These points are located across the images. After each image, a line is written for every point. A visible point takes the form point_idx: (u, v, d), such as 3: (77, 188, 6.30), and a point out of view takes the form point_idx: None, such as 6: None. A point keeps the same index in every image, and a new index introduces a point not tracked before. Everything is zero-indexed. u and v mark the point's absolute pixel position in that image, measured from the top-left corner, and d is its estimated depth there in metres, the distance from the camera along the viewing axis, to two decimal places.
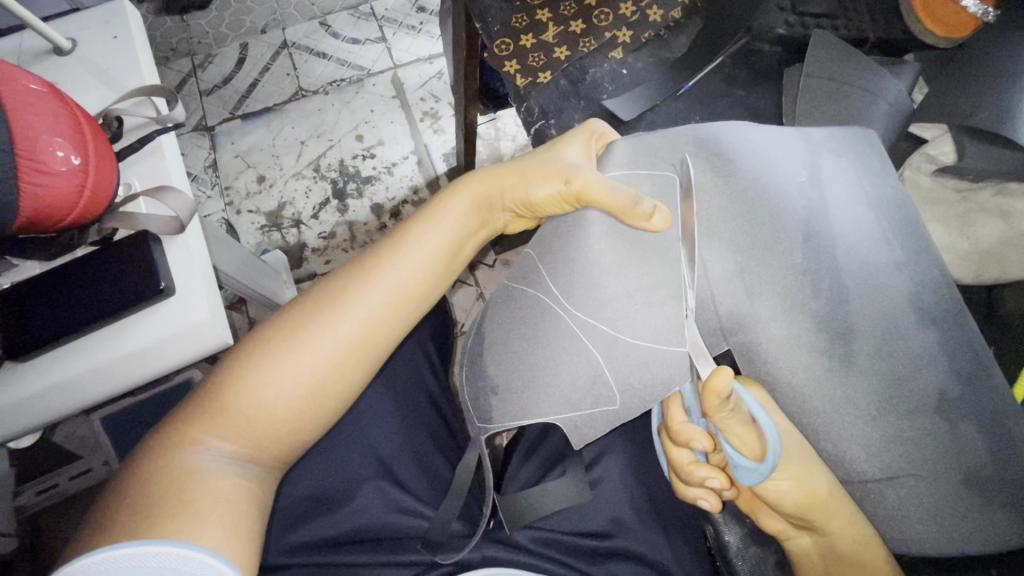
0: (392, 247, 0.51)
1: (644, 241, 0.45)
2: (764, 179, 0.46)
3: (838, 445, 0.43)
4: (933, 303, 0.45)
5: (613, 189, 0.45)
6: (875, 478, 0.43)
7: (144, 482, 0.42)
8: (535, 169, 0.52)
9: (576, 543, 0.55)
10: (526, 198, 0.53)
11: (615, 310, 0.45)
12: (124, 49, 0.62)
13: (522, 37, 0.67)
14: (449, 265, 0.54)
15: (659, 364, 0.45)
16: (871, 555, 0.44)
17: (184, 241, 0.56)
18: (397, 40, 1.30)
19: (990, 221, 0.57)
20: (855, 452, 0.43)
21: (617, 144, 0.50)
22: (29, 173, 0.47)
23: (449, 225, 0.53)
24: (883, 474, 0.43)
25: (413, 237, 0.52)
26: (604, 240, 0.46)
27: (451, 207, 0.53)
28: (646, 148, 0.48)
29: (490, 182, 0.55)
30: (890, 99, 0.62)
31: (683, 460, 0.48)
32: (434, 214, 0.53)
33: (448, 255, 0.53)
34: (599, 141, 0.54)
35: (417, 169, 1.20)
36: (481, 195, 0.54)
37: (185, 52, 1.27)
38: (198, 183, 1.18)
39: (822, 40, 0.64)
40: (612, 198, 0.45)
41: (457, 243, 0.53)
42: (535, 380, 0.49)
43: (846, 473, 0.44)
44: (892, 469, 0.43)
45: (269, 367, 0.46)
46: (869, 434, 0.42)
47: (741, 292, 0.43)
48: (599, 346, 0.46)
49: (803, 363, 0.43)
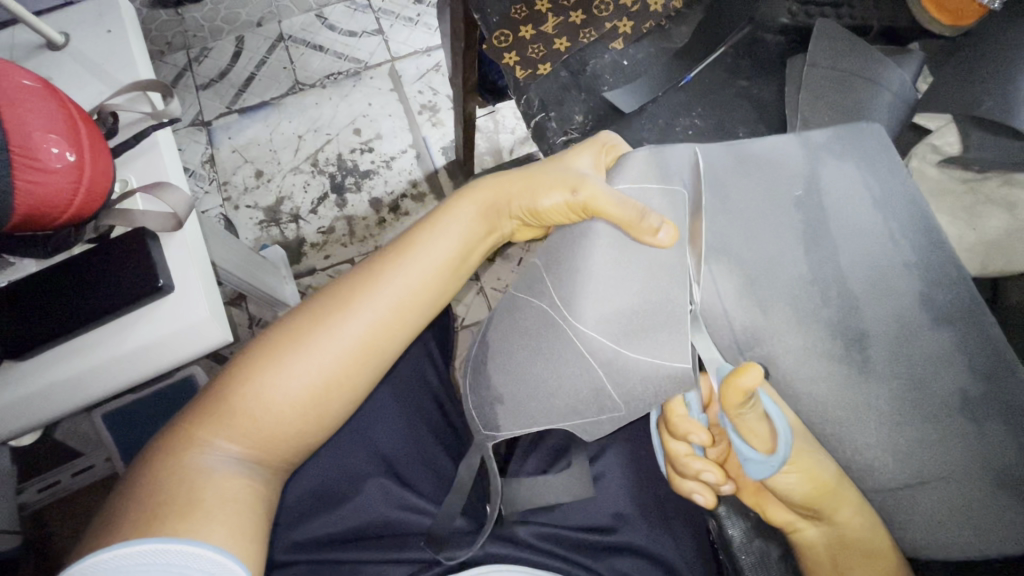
0: (400, 253, 0.51)
1: (648, 257, 0.44)
2: (758, 201, 0.45)
3: (865, 454, 0.43)
4: (947, 300, 0.44)
5: (621, 203, 0.45)
6: (906, 486, 0.43)
7: (152, 481, 0.41)
8: (542, 177, 0.52)
9: (579, 538, 0.55)
10: (533, 206, 0.53)
11: (622, 324, 0.45)
12: (118, 43, 0.61)
13: (521, 28, 0.66)
14: (456, 272, 0.53)
15: (662, 379, 0.44)
16: (878, 544, 0.44)
17: (182, 238, 0.56)
18: (395, 32, 1.28)
19: (996, 213, 0.56)
20: (881, 458, 0.43)
21: (633, 154, 0.48)
22: (23, 170, 0.46)
23: (456, 232, 0.53)
24: (914, 480, 0.42)
25: (420, 242, 0.52)
26: (610, 256, 0.46)
27: (457, 214, 0.53)
28: (663, 160, 0.47)
29: (499, 191, 0.54)
30: (894, 89, 0.61)
31: (679, 451, 0.49)
32: (443, 223, 0.53)
33: (454, 260, 0.52)
34: (609, 153, 0.53)
35: (416, 163, 1.19)
36: (488, 204, 0.55)
37: (181, 46, 1.26)
38: (196, 178, 1.17)
39: (825, 30, 0.64)
40: (620, 212, 0.44)
41: (464, 249, 0.53)
42: (540, 391, 0.49)
43: (876, 482, 0.43)
44: (920, 471, 0.42)
45: (276, 368, 0.45)
46: (893, 443, 0.42)
47: (755, 308, 0.43)
48: (601, 360, 0.46)
49: (824, 373, 0.42)
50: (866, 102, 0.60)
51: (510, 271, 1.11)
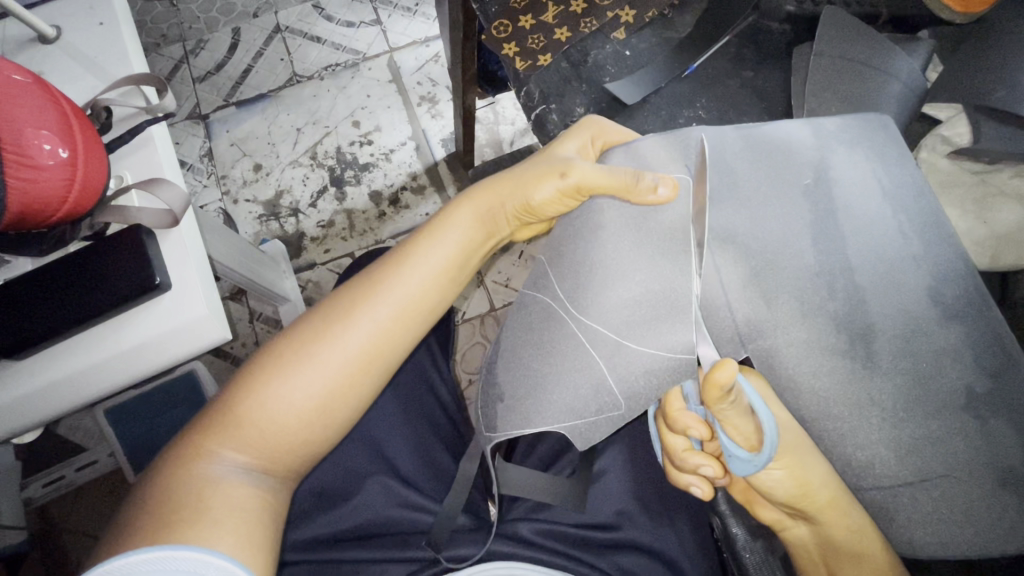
0: (400, 259, 0.50)
1: (653, 243, 0.44)
2: (766, 185, 0.44)
3: (865, 450, 0.41)
4: (956, 298, 0.43)
5: (611, 171, 0.46)
6: (907, 482, 0.41)
7: (161, 493, 0.41)
8: (533, 172, 0.52)
9: (576, 535, 0.54)
10: (527, 203, 0.52)
11: (622, 316, 0.44)
12: (109, 35, 0.60)
13: (521, 18, 0.65)
14: (457, 277, 0.52)
15: (665, 371, 0.44)
16: (864, 546, 0.43)
17: (178, 235, 0.55)
18: (393, 22, 1.27)
19: (1008, 205, 0.56)
20: (881, 455, 0.41)
21: (624, 146, 0.49)
22: (16, 168, 0.45)
23: (454, 235, 0.52)
24: (916, 477, 0.41)
25: (421, 249, 0.51)
26: (613, 244, 0.45)
27: (454, 219, 0.52)
28: (654, 148, 0.47)
29: (492, 191, 0.53)
30: (905, 78, 0.59)
31: (678, 446, 0.48)
32: (441, 227, 0.52)
33: (455, 267, 0.52)
34: (599, 143, 0.53)
35: (415, 155, 1.18)
36: (484, 206, 0.53)
37: (177, 38, 1.25)
38: (194, 172, 1.16)
39: (832, 17, 0.62)
40: (612, 179, 0.45)
41: (464, 255, 0.52)
42: (538, 387, 0.48)
43: (875, 479, 0.42)
44: (923, 469, 0.41)
45: (281, 380, 0.45)
46: (895, 436, 0.41)
47: (758, 299, 0.42)
48: (601, 352, 0.45)
49: (825, 366, 0.41)
50: (873, 91, 0.58)
51: (513, 265, 1.10)
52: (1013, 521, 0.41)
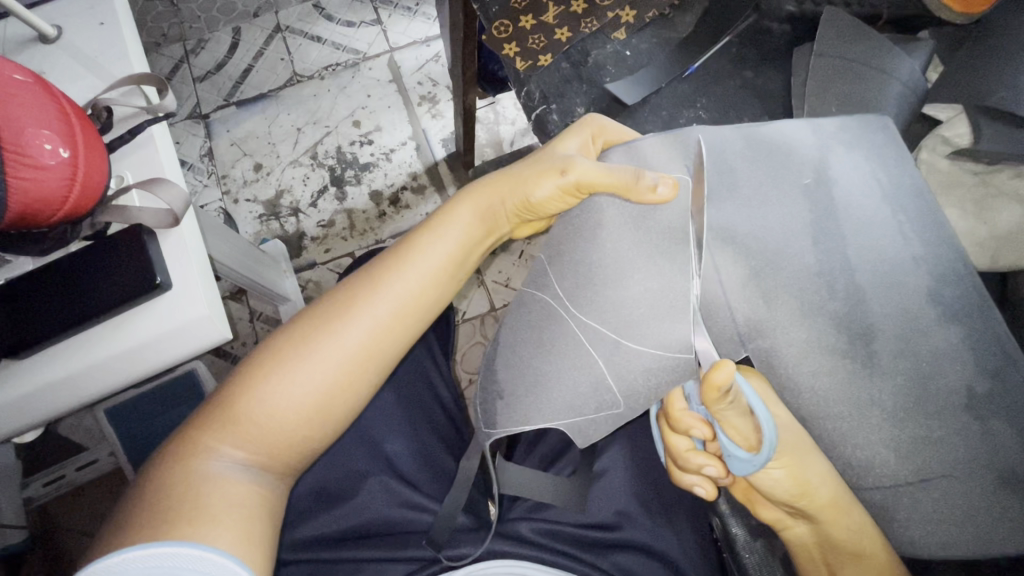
0: (399, 257, 0.50)
1: (653, 243, 0.44)
2: (766, 185, 0.44)
3: (865, 449, 0.42)
4: (955, 298, 0.43)
5: (611, 169, 0.46)
6: (907, 482, 0.41)
7: (159, 489, 0.41)
8: (532, 170, 0.51)
9: (576, 534, 0.54)
10: (527, 201, 0.52)
11: (621, 315, 0.44)
12: (110, 35, 0.60)
13: (522, 18, 0.64)
14: (457, 275, 0.52)
15: (664, 371, 0.44)
16: (863, 544, 0.43)
17: (179, 235, 0.55)
18: (394, 22, 1.27)
19: (1008, 206, 0.56)
20: (881, 455, 0.41)
21: (623, 146, 0.48)
22: (17, 168, 0.45)
23: (453, 233, 0.52)
24: (916, 477, 0.41)
25: (420, 247, 0.51)
26: (612, 243, 0.45)
27: (454, 217, 0.52)
28: (653, 147, 0.47)
29: (492, 189, 0.53)
30: (904, 79, 0.59)
31: (681, 446, 0.48)
32: (441, 225, 0.52)
33: (455, 264, 0.52)
34: (599, 142, 0.53)
35: (415, 155, 1.18)
36: (484, 204, 0.53)
37: (178, 37, 1.25)
38: (194, 172, 1.16)
39: (833, 17, 0.62)
40: (613, 177, 0.45)
41: (463, 253, 0.52)
42: (538, 386, 0.48)
43: (875, 479, 0.42)
44: (923, 469, 0.41)
45: (280, 376, 0.45)
46: (895, 436, 0.41)
47: (758, 298, 0.42)
48: (600, 351, 0.45)
49: (825, 366, 0.42)
50: (874, 91, 0.58)
51: (513, 264, 1.10)
52: (1013, 522, 0.41)
